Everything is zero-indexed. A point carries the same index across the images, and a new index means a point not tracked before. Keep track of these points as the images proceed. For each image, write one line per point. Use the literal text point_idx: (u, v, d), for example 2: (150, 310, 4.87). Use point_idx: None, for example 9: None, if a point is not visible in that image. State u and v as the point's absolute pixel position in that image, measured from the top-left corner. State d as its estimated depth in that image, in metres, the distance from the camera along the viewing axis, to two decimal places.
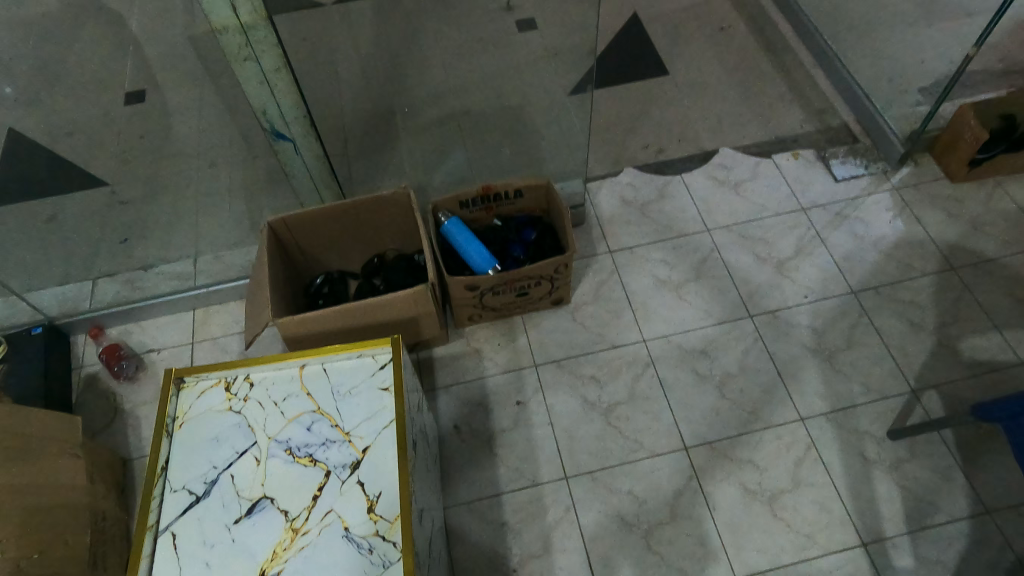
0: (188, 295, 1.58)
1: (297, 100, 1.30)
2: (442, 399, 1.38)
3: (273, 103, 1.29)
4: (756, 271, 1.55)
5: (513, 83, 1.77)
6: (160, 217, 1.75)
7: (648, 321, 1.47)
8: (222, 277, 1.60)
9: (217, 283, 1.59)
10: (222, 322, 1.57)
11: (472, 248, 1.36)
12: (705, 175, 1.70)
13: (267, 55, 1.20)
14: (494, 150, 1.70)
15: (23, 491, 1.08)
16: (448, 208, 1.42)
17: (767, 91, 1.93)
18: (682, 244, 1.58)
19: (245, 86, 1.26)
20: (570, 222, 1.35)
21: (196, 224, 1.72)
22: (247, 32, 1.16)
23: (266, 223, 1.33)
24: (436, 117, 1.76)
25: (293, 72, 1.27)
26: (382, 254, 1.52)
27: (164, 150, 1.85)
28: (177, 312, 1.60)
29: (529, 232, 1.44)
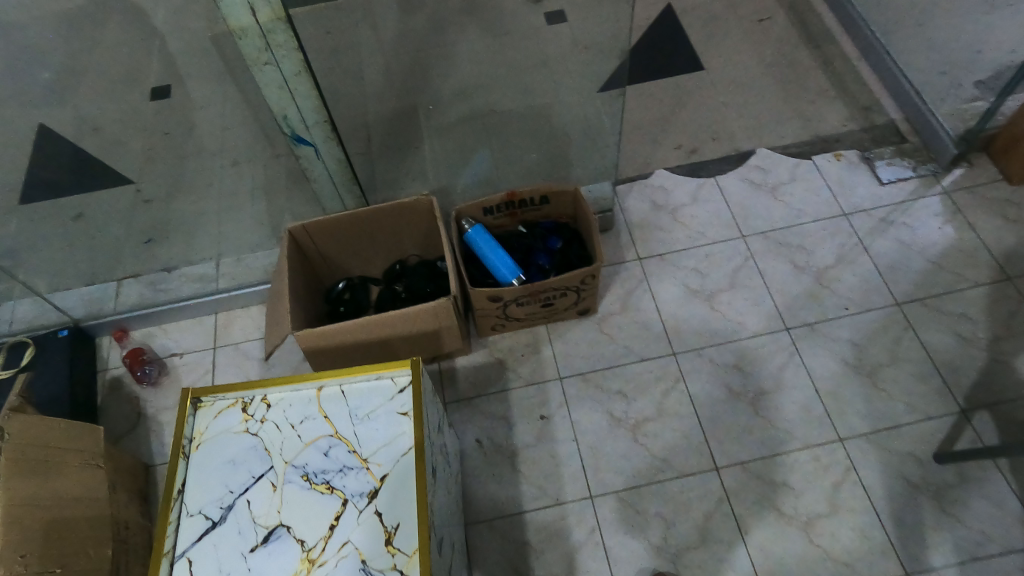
0: (210, 299, 1.56)
1: (319, 105, 1.25)
2: (464, 412, 1.35)
3: (294, 108, 1.24)
4: (794, 280, 1.47)
5: (540, 80, 1.70)
6: (183, 216, 1.73)
7: (679, 332, 1.41)
8: (245, 281, 1.57)
9: (238, 286, 1.57)
10: (243, 327, 1.55)
11: (497, 258, 1.32)
12: (740, 178, 1.62)
13: (288, 60, 1.16)
14: (519, 152, 1.65)
15: (45, 504, 1.07)
16: (471, 215, 1.37)
17: (808, 87, 1.84)
18: (715, 251, 1.51)
19: (265, 92, 1.21)
20: (598, 231, 1.30)
21: (219, 225, 1.70)
22: (267, 37, 1.11)
23: (287, 231, 1.30)
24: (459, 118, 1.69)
25: (315, 77, 1.22)
26: (404, 261, 1.48)
27: (188, 148, 1.83)
28: (200, 315, 1.58)
29: (555, 239, 1.38)
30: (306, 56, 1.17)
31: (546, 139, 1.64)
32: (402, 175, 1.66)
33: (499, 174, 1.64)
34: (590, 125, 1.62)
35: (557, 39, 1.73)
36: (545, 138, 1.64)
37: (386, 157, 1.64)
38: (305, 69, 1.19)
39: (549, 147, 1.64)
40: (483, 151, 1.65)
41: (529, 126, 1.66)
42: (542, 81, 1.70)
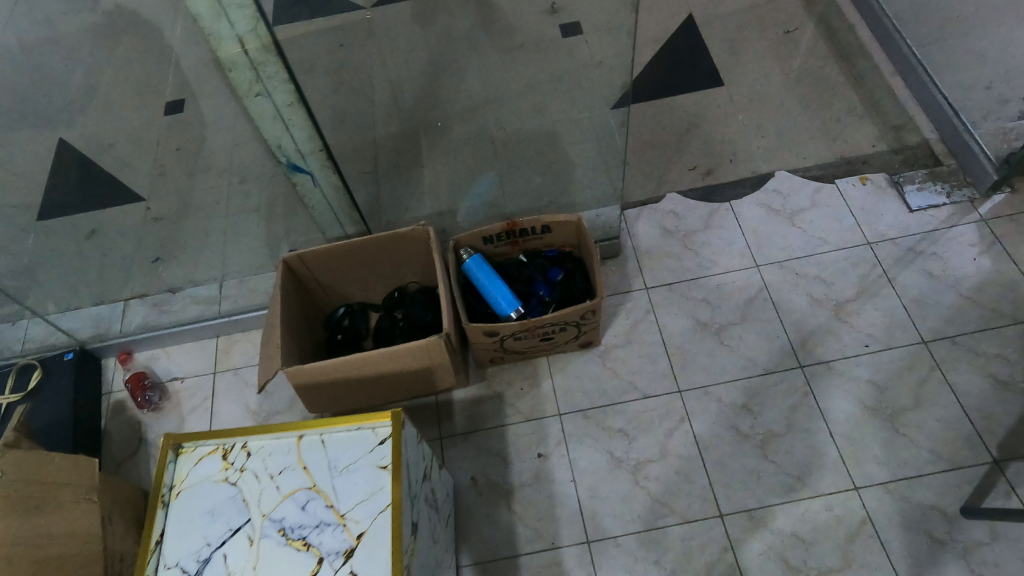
0: (212, 323, 1.55)
1: (314, 134, 1.22)
2: (460, 447, 1.31)
3: (288, 138, 1.21)
4: (811, 314, 1.40)
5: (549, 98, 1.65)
6: (190, 235, 1.72)
7: (685, 368, 1.35)
8: (247, 306, 1.57)
9: (240, 311, 1.56)
10: (244, 351, 1.54)
11: (495, 289, 1.27)
12: (757, 203, 1.55)
13: (280, 91, 1.12)
14: (527, 172, 1.61)
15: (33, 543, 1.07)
16: (471, 244, 1.33)
17: (834, 106, 1.76)
18: (728, 281, 1.44)
19: (259, 122, 1.18)
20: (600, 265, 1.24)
21: (225, 245, 1.69)
22: (256, 68, 1.08)
23: (282, 261, 1.28)
24: (465, 136, 1.67)
25: (309, 106, 1.19)
26: (404, 288, 1.45)
27: (195, 163, 1.82)
28: (202, 338, 1.58)
29: (556, 270, 1.33)
30: (299, 86, 1.14)
31: (554, 160, 1.60)
32: (408, 197, 1.63)
33: (506, 197, 1.59)
34: (602, 147, 1.57)
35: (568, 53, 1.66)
36: (553, 158, 1.60)
37: (393, 179, 1.62)
38: (298, 99, 1.16)
39: (556, 169, 1.60)
40: (488, 174, 1.61)
41: (537, 146, 1.62)
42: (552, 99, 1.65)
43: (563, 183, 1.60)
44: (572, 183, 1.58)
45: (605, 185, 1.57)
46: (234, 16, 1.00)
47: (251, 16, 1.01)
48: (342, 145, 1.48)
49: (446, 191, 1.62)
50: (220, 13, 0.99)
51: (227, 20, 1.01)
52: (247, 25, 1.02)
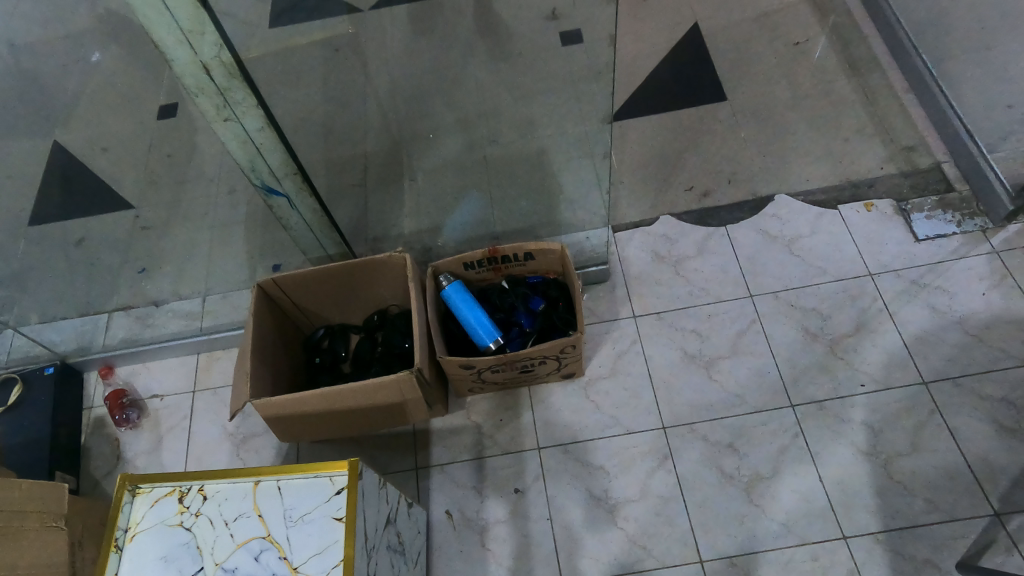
0: (191, 340, 1.53)
1: (289, 159, 1.18)
2: (435, 480, 1.27)
3: (261, 162, 1.17)
4: (805, 349, 1.35)
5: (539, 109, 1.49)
6: (173, 244, 1.69)
7: (670, 404, 1.29)
8: (227, 324, 1.54)
9: (220, 329, 1.54)
10: (223, 370, 1.52)
11: (474, 317, 1.23)
12: (755, 228, 1.49)
13: (249, 116, 1.09)
14: (516, 191, 1.54)
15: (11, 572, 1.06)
16: (450, 270, 1.28)
17: (843, 124, 1.69)
18: (719, 312, 1.38)
19: (230, 147, 1.14)
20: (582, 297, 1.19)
21: (207, 257, 1.66)
22: (224, 93, 1.05)
23: (256, 285, 1.24)
24: (449, 150, 1.57)
25: (282, 131, 1.15)
26: (385, 311, 1.41)
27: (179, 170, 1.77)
28: (183, 355, 1.56)
29: (538, 299, 1.27)
30: (271, 111, 1.11)
31: (546, 179, 1.52)
32: (395, 212, 1.58)
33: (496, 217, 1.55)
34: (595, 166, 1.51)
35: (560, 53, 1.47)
36: (544, 177, 1.52)
37: (381, 194, 1.58)
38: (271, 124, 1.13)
39: (546, 188, 1.52)
40: (475, 194, 1.55)
41: (527, 163, 1.52)
42: (548, 114, 1.48)
43: (553, 204, 1.54)
44: (562, 203, 1.53)
45: (597, 207, 1.52)
46: (198, 42, 0.97)
47: (216, 42, 0.98)
48: (321, 162, 1.41)
49: (433, 207, 1.58)
50: (184, 40, 0.96)
51: (191, 46, 0.98)
52: (212, 51, 0.99)
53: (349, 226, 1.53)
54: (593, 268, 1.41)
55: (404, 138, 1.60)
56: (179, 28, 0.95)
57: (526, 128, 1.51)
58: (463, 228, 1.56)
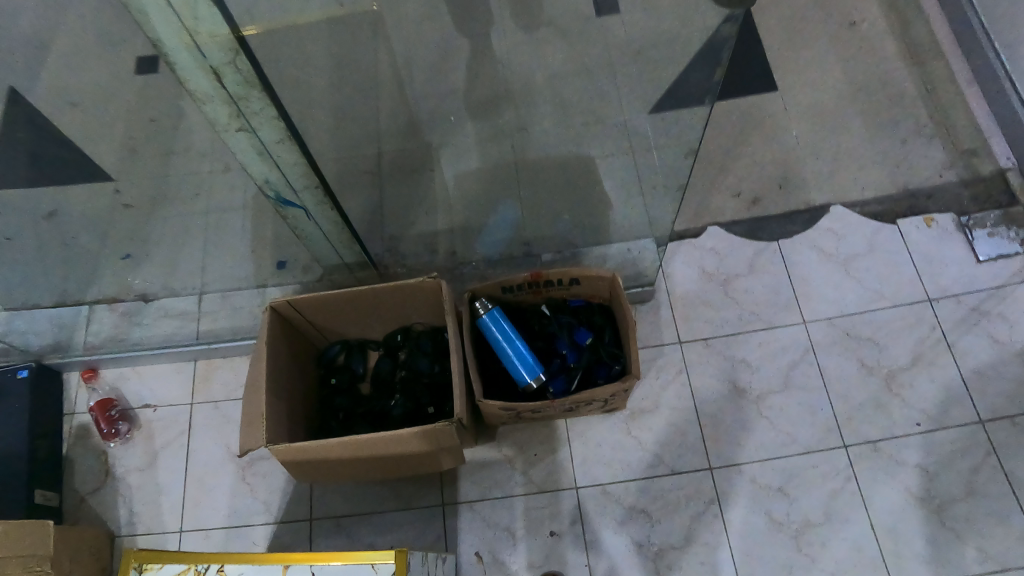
0: (188, 348, 1.39)
1: (308, 171, 1.03)
2: (463, 518, 1.18)
3: (277, 174, 1.02)
4: (857, 383, 1.28)
5: (584, 99, 1.29)
6: (152, 225, 1.42)
7: (718, 442, 1.21)
8: (226, 333, 1.40)
9: (219, 338, 1.39)
10: (224, 381, 1.37)
11: (514, 348, 1.11)
12: (809, 245, 1.39)
13: (267, 128, 0.93)
14: (554, 196, 1.34)
15: None
16: (488, 293, 1.15)
17: (900, 121, 1.56)
18: (771, 340, 1.29)
19: (240, 156, 0.99)
20: (636, 337, 1.07)
21: (188, 240, 1.43)
22: (237, 102, 0.88)
23: (269, 307, 1.11)
24: (477, 141, 1.34)
25: (302, 140, 0.99)
26: (408, 328, 1.25)
27: (138, 127, 1.46)
28: (178, 361, 1.41)
29: (583, 331, 1.15)
30: (290, 119, 0.94)
31: (590, 186, 1.33)
32: (412, 206, 1.37)
33: (532, 222, 1.37)
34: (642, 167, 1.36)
35: (605, 35, 1.27)
36: (586, 181, 1.32)
37: (396, 183, 1.34)
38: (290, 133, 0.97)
39: (588, 194, 1.33)
40: (508, 201, 1.36)
41: (567, 165, 1.31)
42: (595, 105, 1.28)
43: (600, 211, 1.35)
44: (608, 210, 1.35)
45: (646, 218, 1.33)
46: (207, 47, 0.80)
47: (230, 45, 0.81)
48: (340, 159, 1.23)
49: (458, 206, 1.38)
50: (190, 42, 0.79)
51: (199, 49, 0.80)
52: (224, 57, 0.82)
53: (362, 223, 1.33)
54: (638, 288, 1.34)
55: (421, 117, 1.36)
56: (185, 28, 0.77)
57: (567, 120, 1.31)
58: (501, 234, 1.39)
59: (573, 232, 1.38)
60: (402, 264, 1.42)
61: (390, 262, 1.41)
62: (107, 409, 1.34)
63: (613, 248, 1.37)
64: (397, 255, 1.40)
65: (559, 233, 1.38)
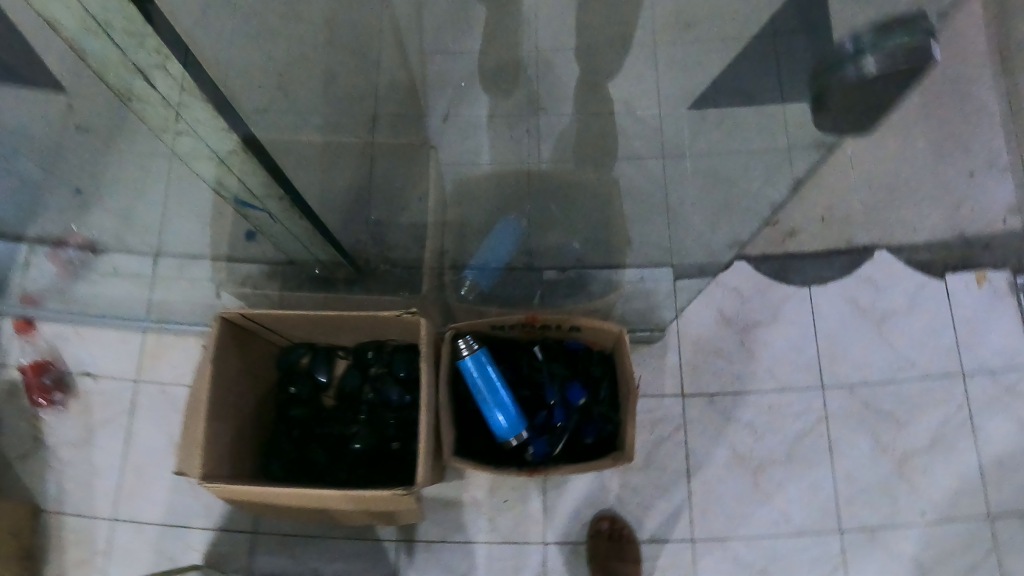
0: (135, 325, 1.23)
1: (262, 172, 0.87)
2: (419, 559, 1.10)
3: (232, 177, 0.88)
4: (867, 462, 1.16)
5: (636, 89, 0.95)
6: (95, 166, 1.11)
7: (705, 512, 1.11)
8: (180, 313, 1.23)
9: (172, 317, 1.23)
10: (174, 363, 1.22)
11: (496, 399, 0.97)
12: (844, 295, 1.23)
13: (215, 135, 0.76)
14: (568, 207, 1.12)
15: None
16: (476, 329, 1.00)
17: (978, 147, 1.32)
18: (782, 404, 1.17)
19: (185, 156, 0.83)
20: (635, 412, 0.94)
21: None
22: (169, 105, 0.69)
23: (222, 317, 0.95)
24: (493, 121, 1.08)
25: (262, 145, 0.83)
26: (381, 345, 1.11)
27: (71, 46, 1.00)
28: (125, 331, 1.24)
29: (577, 388, 1.01)
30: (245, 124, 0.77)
31: (616, 202, 1.09)
32: (404, 189, 1.15)
33: (538, 237, 1.17)
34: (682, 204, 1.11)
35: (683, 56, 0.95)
36: (612, 197, 1.09)
37: (392, 159, 1.12)
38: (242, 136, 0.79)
39: (611, 212, 1.11)
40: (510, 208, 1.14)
41: (596, 168, 1.06)
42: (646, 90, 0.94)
43: (620, 233, 1.13)
44: (629, 237, 1.13)
45: (677, 249, 1.15)
46: (127, 45, 0.60)
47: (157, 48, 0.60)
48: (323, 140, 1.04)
49: (456, 202, 1.16)
50: (103, 35, 0.59)
51: (116, 44, 0.60)
52: (150, 57, 0.62)
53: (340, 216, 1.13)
54: (647, 332, 1.21)
55: (427, 78, 1.10)
56: (92, 21, 0.57)
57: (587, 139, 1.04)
58: (500, 252, 1.19)
59: (582, 257, 1.18)
60: (385, 262, 1.23)
61: (370, 259, 1.23)
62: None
63: (629, 273, 1.17)
64: (381, 246, 1.22)
65: (566, 254, 1.18)
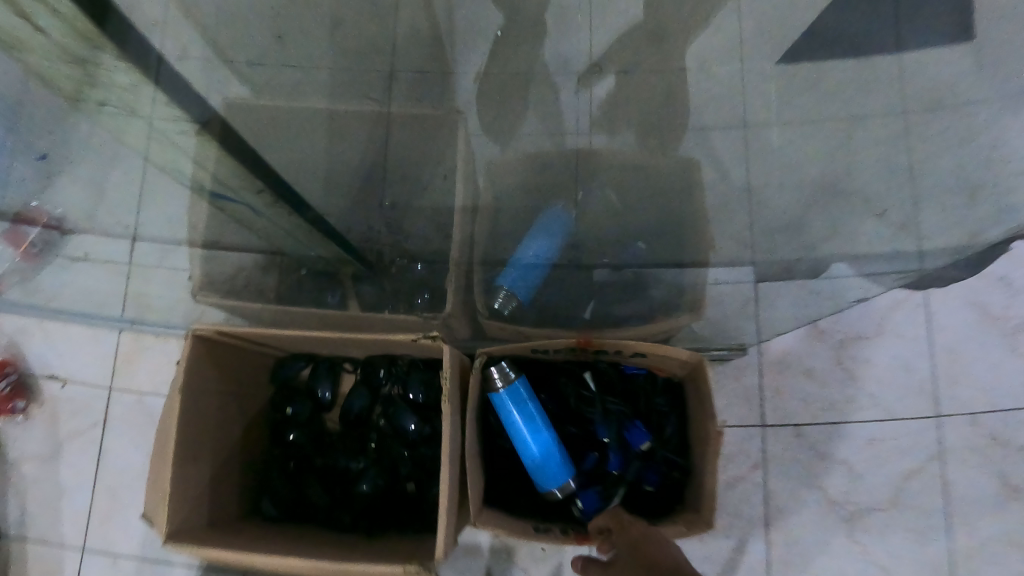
0: (110, 324, 1.05)
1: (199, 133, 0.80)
2: None
3: (190, 161, 0.85)
4: (994, 509, 0.94)
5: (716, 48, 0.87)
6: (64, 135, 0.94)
7: (786, 567, 0.94)
8: (158, 310, 1.04)
9: (149, 316, 1.04)
10: (154, 371, 1.04)
11: (537, 445, 0.76)
12: (969, 300, 0.98)
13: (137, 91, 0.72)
14: (627, 193, 0.92)
15: None
16: (511, 352, 0.79)
17: None
18: (887, 438, 0.96)
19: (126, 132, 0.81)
20: (714, 459, 0.74)
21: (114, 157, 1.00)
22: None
23: (194, 333, 0.75)
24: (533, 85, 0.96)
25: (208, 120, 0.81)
26: (394, 360, 0.92)
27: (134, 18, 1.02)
28: (98, 330, 1.06)
29: (638, 428, 0.83)
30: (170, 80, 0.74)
31: (680, 183, 0.89)
32: (424, 166, 0.97)
33: (590, 226, 0.94)
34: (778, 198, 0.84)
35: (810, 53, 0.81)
36: (686, 176, 0.88)
37: (410, 126, 0.98)
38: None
39: (682, 197, 0.89)
40: (557, 194, 0.94)
41: (656, 146, 0.90)
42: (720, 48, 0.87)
43: (693, 229, 0.90)
44: (709, 234, 0.88)
45: (766, 254, 0.87)
46: None
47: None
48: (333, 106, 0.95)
49: (490, 188, 0.97)
50: None
51: None
52: None
53: (346, 198, 0.99)
54: (725, 352, 1.00)
55: (455, 28, 0.97)
56: None
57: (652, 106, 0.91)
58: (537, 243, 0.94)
59: (646, 257, 0.93)
60: (403, 256, 1.00)
61: (385, 253, 1.01)
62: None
63: (712, 274, 0.91)
64: (396, 235, 1.00)
65: (627, 251, 0.93)
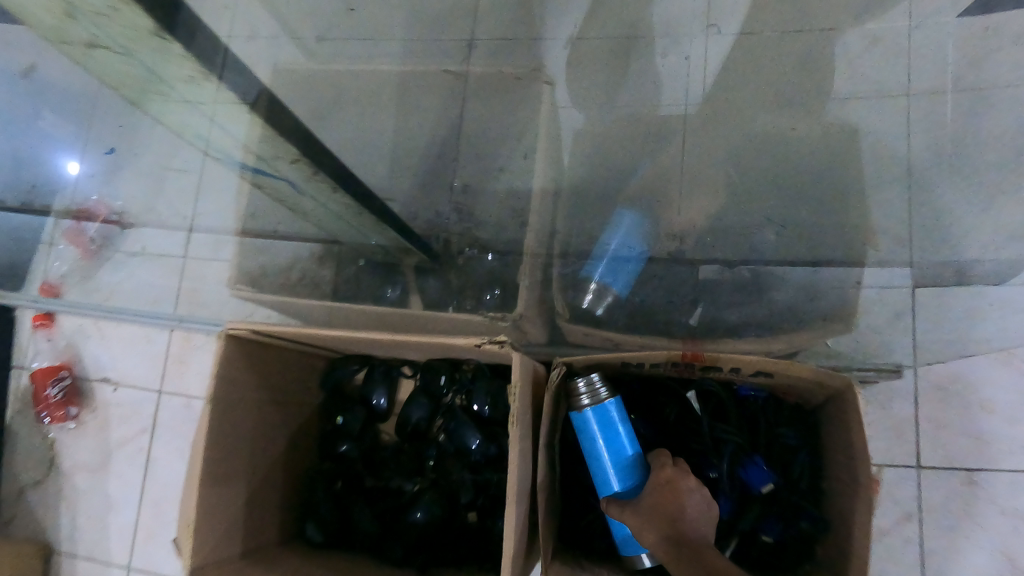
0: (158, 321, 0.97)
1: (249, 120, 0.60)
2: None
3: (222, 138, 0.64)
4: None
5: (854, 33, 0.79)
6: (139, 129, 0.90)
7: None
8: (210, 309, 0.95)
9: (200, 312, 0.96)
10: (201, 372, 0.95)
11: (625, 484, 0.57)
12: None
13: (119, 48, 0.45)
14: (754, 175, 0.80)
15: None
16: (597, 362, 0.63)
17: None
18: None
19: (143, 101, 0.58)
20: (867, 508, 0.54)
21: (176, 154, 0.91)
22: (174, 87, 0.52)
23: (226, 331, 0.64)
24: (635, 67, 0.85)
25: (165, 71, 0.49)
26: (457, 366, 0.78)
27: None
28: (148, 328, 0.98)
29: (758, 468, 0.65)
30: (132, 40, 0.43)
31: (812, 156, 0.78)
32: (502, 144, 0.87)
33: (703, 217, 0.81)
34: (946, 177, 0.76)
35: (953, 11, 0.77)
36: (826, 138, 0.78)
37: (486, 95, 0.88)
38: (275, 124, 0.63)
39: (821, 173, 0.78)
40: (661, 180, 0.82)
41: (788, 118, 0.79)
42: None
43: (832, 214, 0.78)
44: (861, 205, 0.78)
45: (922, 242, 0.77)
46: None
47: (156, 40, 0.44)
48: (405, 69, 0.89)
49: (582, 172, 0.84)
50: None
51: None
52: None
53: (414, 184, 0.88)
54: (871, 374, 0.78)
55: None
56: None
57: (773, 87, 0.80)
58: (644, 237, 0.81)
59: (772, 251, 0.79)
60: (473, 245, 0.86)
61: (453, 242, 0.87)
62: (48, 388, 0.94)
63: (867, 276, 0.78)
64: (469, 223, 0.87)
65: (754, 242, 0.79)
